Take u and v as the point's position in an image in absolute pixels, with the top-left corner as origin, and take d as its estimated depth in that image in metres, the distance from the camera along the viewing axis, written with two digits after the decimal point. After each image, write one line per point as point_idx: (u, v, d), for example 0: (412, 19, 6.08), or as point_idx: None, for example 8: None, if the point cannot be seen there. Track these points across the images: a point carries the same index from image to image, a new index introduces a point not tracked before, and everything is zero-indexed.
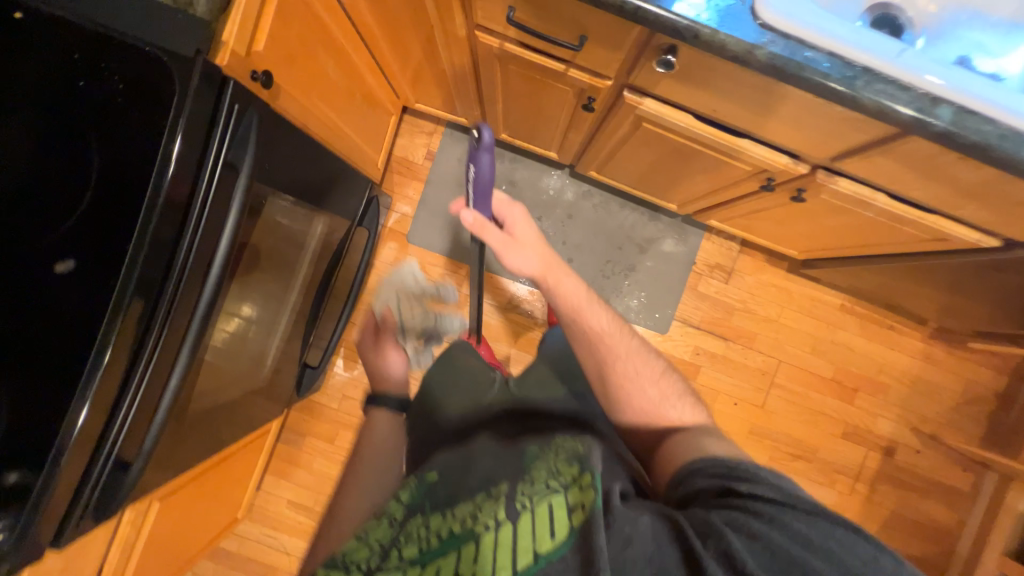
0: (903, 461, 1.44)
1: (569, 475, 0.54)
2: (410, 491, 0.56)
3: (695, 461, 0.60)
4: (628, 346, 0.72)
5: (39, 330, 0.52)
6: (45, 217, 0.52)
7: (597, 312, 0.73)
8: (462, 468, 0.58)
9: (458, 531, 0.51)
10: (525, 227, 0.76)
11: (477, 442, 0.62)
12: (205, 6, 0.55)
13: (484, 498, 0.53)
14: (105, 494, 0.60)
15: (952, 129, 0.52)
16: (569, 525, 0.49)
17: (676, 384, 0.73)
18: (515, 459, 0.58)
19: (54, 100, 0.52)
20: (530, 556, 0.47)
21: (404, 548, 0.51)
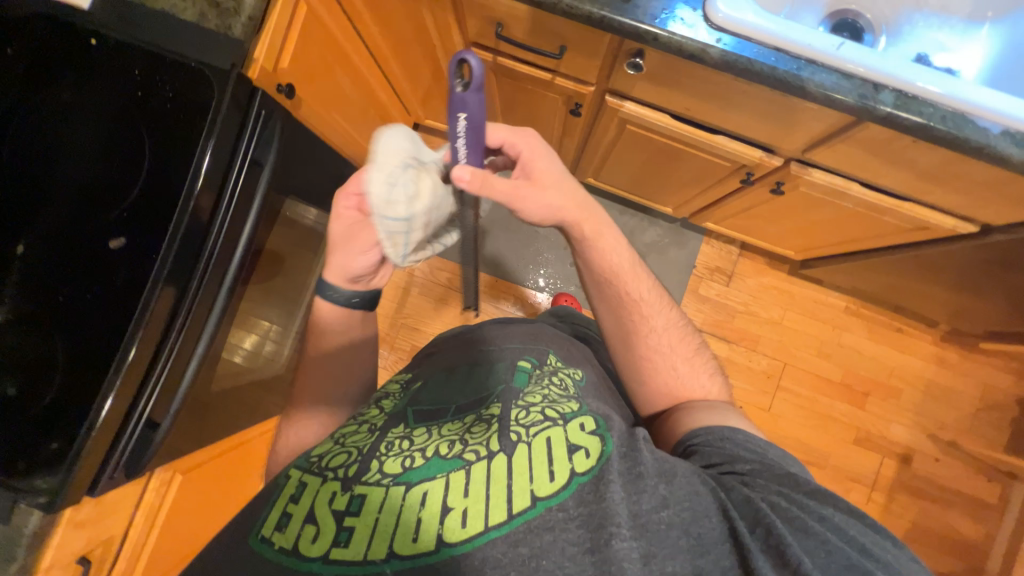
0: (921, 470, 1.39)
1: (568, 415, 0.54)
2: (402, 417, 0.58)
3: (726, 432, 0.57)
4: (665, 319, 0.68)
5: (96, 294, 0.61)
6: (104, 205, 0.62)
7: (639, 278, 0.68)
8: (456, 397, 0.61)
9: (447, 456, 0.50)
10: (547, 162, 0.62)
11: (470, 378, 0.63)
12: (240, 26, 0.63)
13: (477, 425, 0.54)
14: (133, 454, 0.67)
15: (896, 112, 0.58)
16: (568, 467, 0.48)
17: (707, 366, 0.68)
18: (512, 394, 0.58)
19: (117, 109, 0.63)
20: (524, 495, 0.46)
21: (385, 461, 0.50)
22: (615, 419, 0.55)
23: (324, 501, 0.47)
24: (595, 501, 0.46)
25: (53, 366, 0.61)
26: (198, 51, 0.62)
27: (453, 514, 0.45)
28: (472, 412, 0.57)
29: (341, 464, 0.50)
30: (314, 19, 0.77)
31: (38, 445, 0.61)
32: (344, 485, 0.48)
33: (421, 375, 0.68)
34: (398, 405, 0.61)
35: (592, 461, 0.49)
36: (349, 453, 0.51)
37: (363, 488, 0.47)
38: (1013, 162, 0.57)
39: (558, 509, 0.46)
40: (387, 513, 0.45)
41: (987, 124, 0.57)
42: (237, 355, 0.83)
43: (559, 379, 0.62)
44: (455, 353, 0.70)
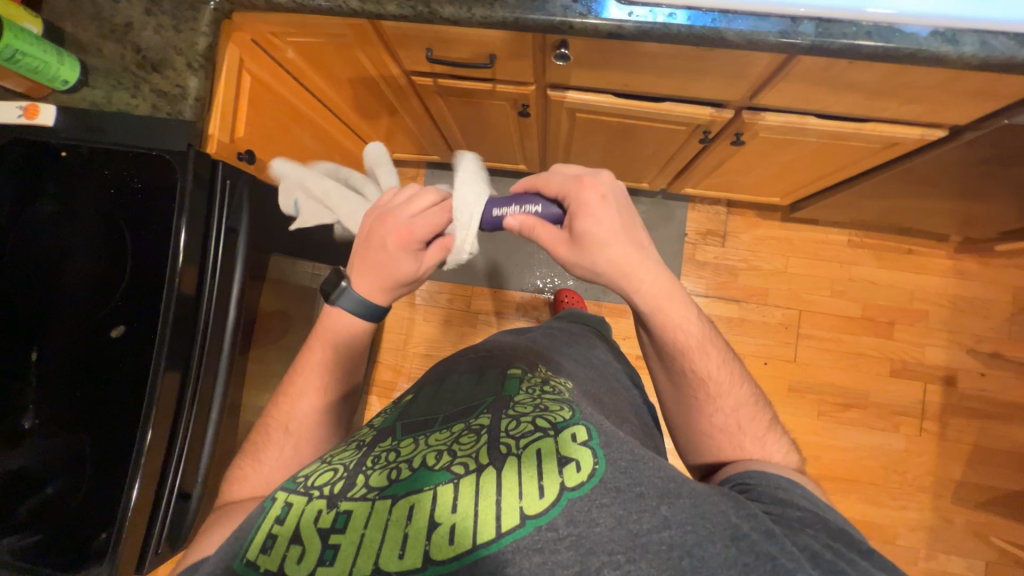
0: (968, 388, 1.33)
1: (560, 425, 0.53)
2: (391, 430, 0.59)
3: (782, 482, 0.54)
4: (735, 399, 0.63)
5: (109, 383, 0.66)
6: (101, 299, 0.67)
7: (707, 354, 0.62)
8: (445, 406, 0.61)
9: (434, 468, 0.50)
10: (606, 221, 0.55)
11: (459, 389, 0.65)
12: (189, 108, 0.69)
13: (466, 435, 0.54)
14: (174, 525, 0.69)
15: (819, 40, 0.58)
16: (558, 482, 0.47)
17: (779, 441, 0.62)
18: (502, 405, 0.58)
19: (98, 209, 0.68)
20: (513, 514, 0.46)
21: (371, 475, 0.52)
22: (606, 428, 0.54)
23: (309, 520, 0.48)
24: (585, 520, 0.45)
25: (83, 458, 0.65)
26: (149, 139, 0.67)
27: (439, 530, 0.45)
28: (461, 421, 0.57)
29: (327, 481, 0.52)
30: (259, 87, 0.82)
31: (84, 537, 0.64)
32: (330, 502, 0.49)
33: (415, 391, 0.69)
34: (387, 421, 0.63)
35: (584, 474, 0.48)
36: (334, 471, 0.54)
37: (349, 504, 0.49)
38: (950, 60, 0.58)
39: (549, 529, 0.45)
40: (373, 527, 0.47)
41: (915, 29, 0.57)
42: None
43: (551, 385, 0.62)
44: (460, 369, 0.71)
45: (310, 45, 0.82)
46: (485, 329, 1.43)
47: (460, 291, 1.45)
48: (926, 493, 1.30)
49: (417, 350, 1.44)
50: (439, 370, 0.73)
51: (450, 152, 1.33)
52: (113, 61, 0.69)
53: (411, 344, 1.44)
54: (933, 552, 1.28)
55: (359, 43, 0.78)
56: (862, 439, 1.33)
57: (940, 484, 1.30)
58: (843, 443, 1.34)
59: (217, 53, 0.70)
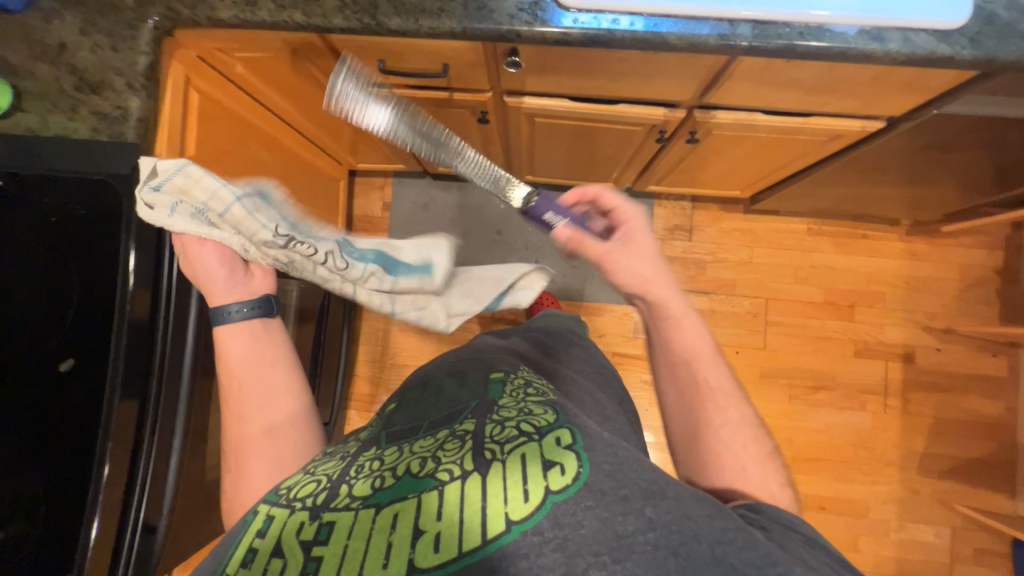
0: (926, 363, 1.40)
1: (545, 428, 0.54)
2: (376, 440, 0.60)
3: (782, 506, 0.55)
4: (741, 415, 0.63)
5: (63, 417, 0.64)
6: (48, 331, 0.65)
7: (716, 363, 0.65)
8: (430, 413, 0.62)
9: (419, 475, 0.51)
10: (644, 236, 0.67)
11: (442, 392, 0.65)
12: (132, 129, 0.66)
13: (450, 441, 0.55)
14: (139, 565, 0.66)
15: (756, 42, 0.60)
16: (543, 485, 0.48)
17: (778, 473, 0.61)
18: (485, 410, 0.59)
19: (43, 239, 0.66)
20: (499, 520, 0.46)
21: (354, 485, 0.52)
22: (589, 427, 0.55)
23: (291, 532, 0.48)
24: (570, 523, 0.46)
25: (35, 499, 0.63)
26: (90, 164, 0.64)
27: (424, 538, 0.46)
28: (446, 428, 0.58)
29: (309, 493, 0.52)
30: (209, 104, 0.80)
31: None
32: (312, 514, 0.49)
33: (398, 399, 0.69)
34: (372, 432, 0.63)
35: (568, 478, 0.49)
36: (317, 482, 0.53)
37: (332, 514, 0.49)
38: (877, 57, 0.61)
39: (533, 533, 0.46)
40: (357, 537, 0.47)
41: (843, 28, 0.60)
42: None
43: (532, 388, 0.63)
44: (439, 373, 0.70)
45: (260, 59, 0.80)
46: (461, 335, 1.42)
47: None
48: (894, 467, 1.36)
49: (395, 361, 1.42)
50: (423, 374, 0.73)
51: (416, 160, 1.32)
52: (47, 83, 0.66)
53: (388, 356, 1.43)
54: (903, 522, 1.34)
55: (310, 56, 0.77)
56: (832, 419, 1.39)
57: (906, 457, 1.36)
58: (814, 424, 1.38)
59: (159, 71, 0.68)
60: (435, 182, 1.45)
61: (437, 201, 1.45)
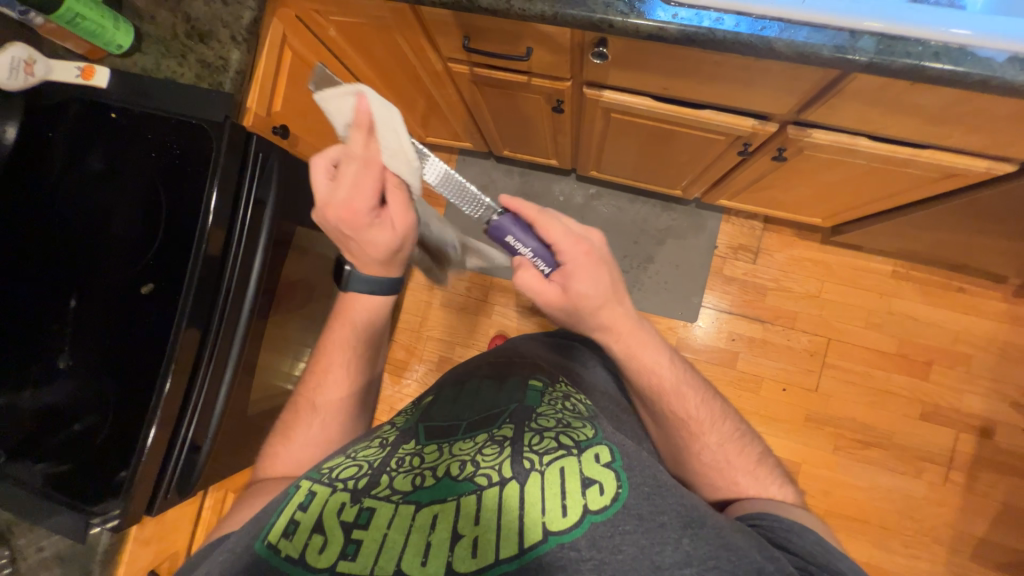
0: (1006, 443, 1.24)
1: (584, 444, 0.54)
2: (414, 433, 0.61)
3: (797, 527, 0.53)
4: (720, 434, 0.63)
5: (139, 337, 0.70)
6: (135, 254, 0.72)
7: (682, 395, 0.63)
8: (468, 414, 0.62)
9: (458, 477, 0.52)
10: (588, 283, 0.57)
11: (480, 396, 0.65)
12: (229, 80, 0.71)
13: (489, 445, 0.55)
14: (184, 474, 0.73)
15: (879, 58, 0.54)
16: (581, 504, 0.48)
17: (774, 475, 0.62)
18: (525, 417, 0.59)
19: (141, 170, 0.72)
20: (537, 530, 0.47)
21: (395, 478, 0.54)
22: (629, 449, 0.55)
23: (332, 512, 0.51)
24: (607, 546, 0.46)
25: (107, 402, 0.70)
26: (193, 110, 0.70)
27: (463, 543, 0.47)
28: (485, 431, 0.58)
29: (352, 476, 0.55)
30: (298, 63, 0.83)
31: (107, 475, 0.69)
32: (353, 498, 0.52)
33: (434, 393, 0.70)
34: (410, 422, 0.64)
35: (606, 498, 0.49)
36: (359, 466, 0.56)
37: (372, 502, 0.51)
38: None
39: (572, 549, 0.46)
40: (396, 530, 0.49)
41: (990, 53, 0.53)
42: (290, 381, 0.99)
43: (571, 402, 0.63)
44: (473, 372, 0.72)
45: (352, 25, 0.82)
46: (499, 320, 1.43)
47: (479, 280, 1.45)
48: (942, 546, 1.23)
49: (431, 334, 1.46)
50: (462, 373, 0.74)
51: (482, 140, 1.32)
52: (165, 28, 0.72)
53: (427, 327, 1.46)
54: None
55: (398, 26, 0.78)
56: (879, 480, 1.27)
57: (960, 539, 1.23)
58: (858, 481, 1.27)
59: (261, 27, 0.72)
60: (497, 165, 1.44)
61: (496, 184, 1.45)
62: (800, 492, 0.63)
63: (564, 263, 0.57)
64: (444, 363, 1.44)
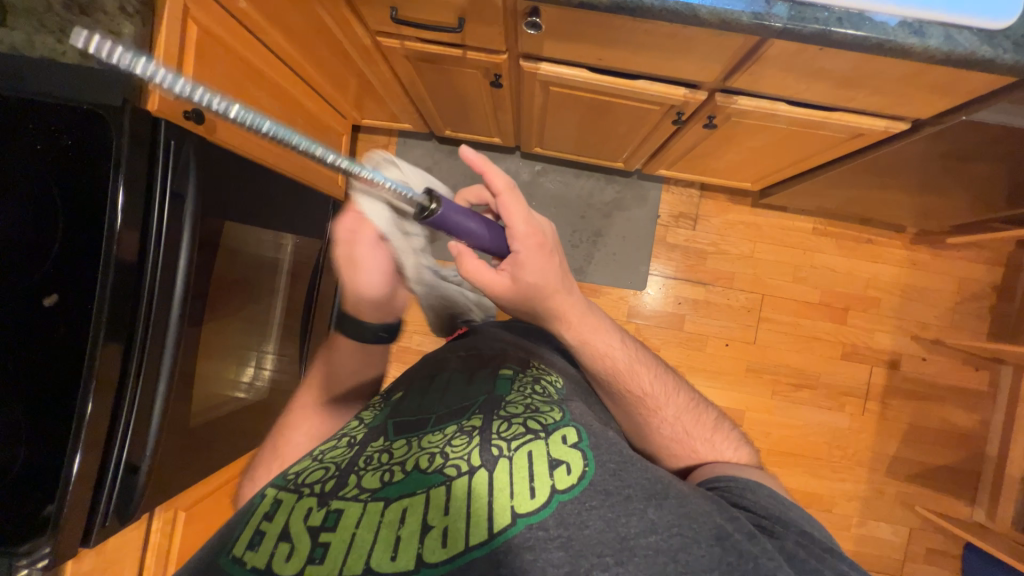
0: (910, 372, 1.42)
1: (550, 427, 0.56)
2: (383, 430, 0.60)
3: (750, 485, 0.58)
4: (676, 406, 0.67)
5: (48, 355, 0.63)
6: (29, 264, 0.63)
7: (637, 373, 0.67)
8: (438, 407, 0.62)
9: (428, 471, 0.52)
10: (539, 267, 0.58)
11: (450, 388, 0.66)
12: (125, 58, 0.63)
13: (459, 437, 0.55)
14: (122, 496, 0.68)
15: (792, 24, 0.57)
16: (549, 484, 0.50)
17: (729, 438, 0.68)
18: (494, 406, 0.59)
19: (25, 167, 0.63)
20: (506, 514, 0.48)
21: (363, 476, 0.53)
22: (596, 430, 0.57)
23: (298, 518, 0.50)
24: (575, 522, 0.48)
25: (16, 431, 0.62)
26: (83, 94, 0.61)
27: (433, 534, 0.47)
28: (454, 422, 0.58)
29: (319, 479, 0.54)
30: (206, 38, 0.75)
31: (28, 510, 0.62)
32: (320, 501, 0.51)
33: (405, 388, 0.70)
34: (378, 419, 0.64)
35: (574, 477, 0.50)
36: (326, 469, 0.56)
37: (339, 503, 0.50)
38: (914, 52, 0.58)
39: (540, 529, 0.47)
40: (365, 527, 0.48)
41: (884, 18, 0.57)
42: (238, 390, 0.93)
43: (541, 385, 0.64)
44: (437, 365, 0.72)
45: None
46: None
47: None
48: (863, 467, 1.40)
49: None
50: (430, 364, 0.74)
51: (422, 120, 1.27)
52: None
53: None
54: (865, 519, 1.40)
55: None
56: (811, 417, 1.41)
57: (877, 459, 1.40)
58: (793, 420, 1.41)
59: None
60: (440, 146, 1.40)
61: (441, 166, 1.41)
62: (754, 450, 0.69)
63: (517, 251, 0.57)
64: (402, 352, 1.41)
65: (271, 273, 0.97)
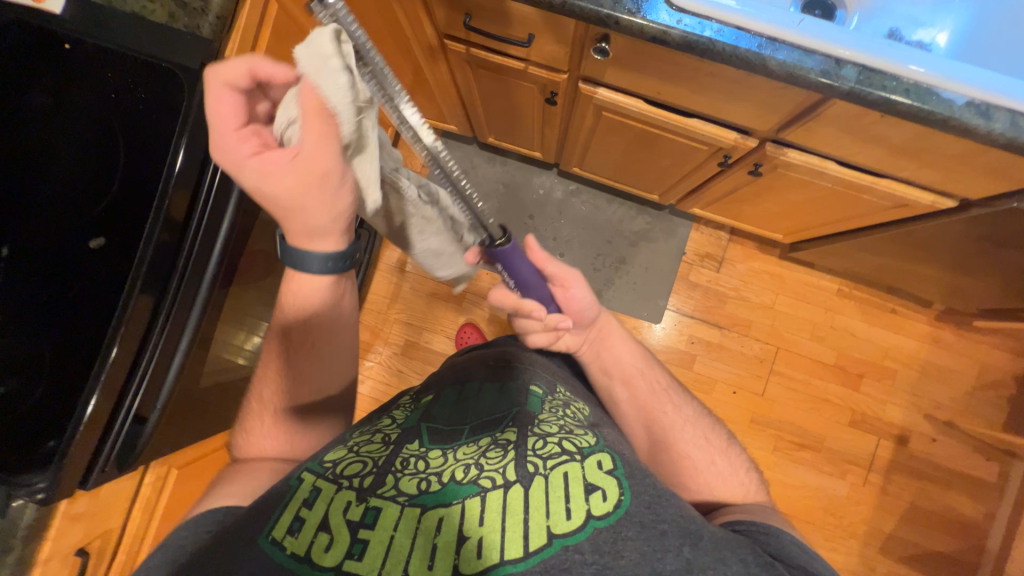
0: (918, 450, 1.38)
1: (586, 451, 0.56)
2: (417, 433, 0.60)
3: (773, 529, 0.57)
4: (689, 411, 0.73)
5: (89, 297, 0.64)
6: (85, 206, 0.65)
7: (652, 375, 0.76)
8: (470, 418, 0.63)
9: (462, 481, 0.52)
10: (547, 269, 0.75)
11: (482, 399, 0.66)
12: (208, 25, 0.65)
13: (493, 449, 0.56)
14: (127, 444, 0.69)
15: (859, 87, 0.58)
16: (585, 508, 0.50)
17: (741, 460, 0.70)
18: (527, 421, 0.60)
19: (97, 113, 0.65)
20: (542, 534, 0.48)
21: (400, 479, 0.53)
22: (627, 456, 0.59)
23: (337, 511, 0.50)
24: (609, 551, 0.48)
25: (41, 363, 0.64)
26: (163, 51, 0.63)
27: (469, 544, 0.48)
28: (488, 435, 0.59)
29: (356, 473, 0.54)
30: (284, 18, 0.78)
31: (36, 443, 0.63)
32: (359, 496, 0.51)
33: (434, 391, 0.70)
34: (411, 419, 0.64)
35: (609, 505, 0.51)
36: (363, 463, 0.55)
37: (378, 501, 0.51)
38: (978, 133, 0.58)
39: (576, 551, 0.48)
40: (403, 532, 0.49)
41: (951, 95, 0.58)
42: (242, 356, 0.93)
43: (571, 410, 0.65)
44: (466, 372, 0.73)
45: None
46: (470, 308, 1.42)
47: None
48: (857, 540, 1.36)
49: (399, 316, 1.43)
50: (459, 370, 0.74)
51: (468, 124, 1.30)
52: None
53: (395, 309, 1.43)
54: None
55: None
56: (809, 480, 1.38)
57: (871, 534, 1.36)
58: (791, 480, 1.38)
59: None
60: (480, 151, 1.43)
61: (477, 170, 1.44)
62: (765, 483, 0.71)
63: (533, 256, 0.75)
64: (409, 347, 1.41)
65: None
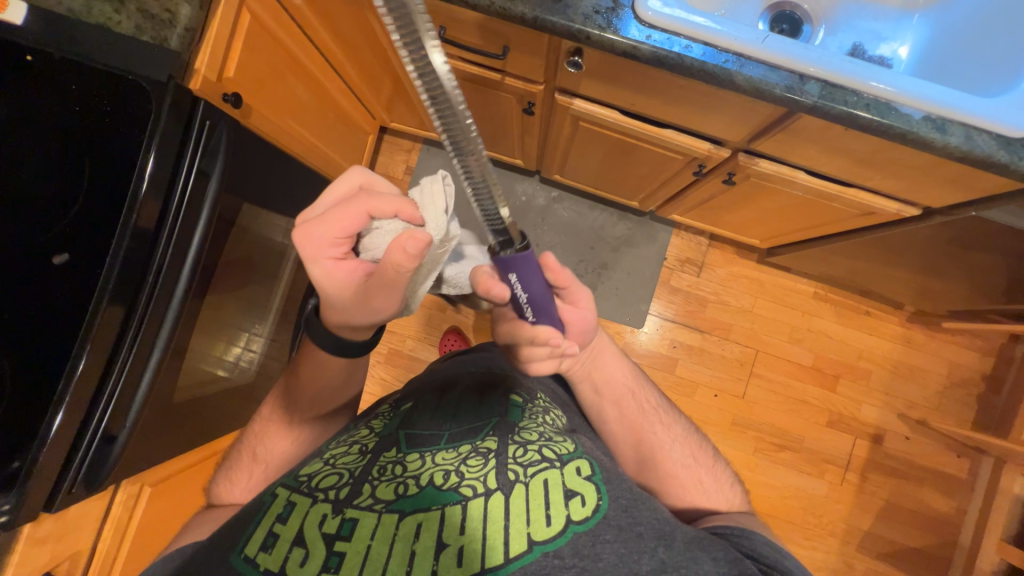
0: (892, 449, 1.42)
1: (566, 457, 0.57)
2: (395, 440, 0.60)
3: (745, 531, 0.58)
4: (680, 431, 0.72)
5: (53, 312, 0.62)
6: (49, 221, 0.63)
7: (643, 393, 0.74)
8: (450, 423, 0.62)
9: (443, 488, 0.52)
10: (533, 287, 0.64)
11: (462, 406, 0.65)
12: (177, 38, 0.64)
13: (474, 457, 0.56)
14: (94, 465, 0.67)
15: (822, 102, 0.60)
16: (565, 514, 0.51)
17: (726, 476, 0.71)
18: (508, 429, 0.60)
19: (61, 126, 0.64)
20: (522, 540, 0.49)
21: (377, 487, 0.53)
22: (608, 466, 0.58)
23: (313, 524, 0.50)
24: (589, 554, 0.49)
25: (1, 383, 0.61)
26: (130, 64, 0.62)
27: (448, 552, 0.48)
28: (468, 442, 0.58)
29: (333, 485, 0.54)
30: (257, 29, 0.77)
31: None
32: (335, 508, 0.51)
33: (414, 398, 0.68)
34: (389, 427, 0.63)
35: (588, 509, 0.52)
36: (340, 474, 0.55)
37: (355, 512, 0.50)
38: (936, 146, 0.60)
39: (555, 556, 0.48)
40: (380, 541, 0.48)
41: (909, 111, 0.60)
42: (222, 367, 0.92)
43: (550, 417, 0.66)
44: (449, 377, 0.72)
45: None
46: (453, 315, 1.42)
47: None
48: (836, 538, 1.39)
49: None
50: (443, 376, 0.73)
51: None
52: None
53: None
54: None
55: None
56: (789, 480, 1.41)
57: (850, 532, 1.39)
58: (772, 480, 1.41)
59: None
60: None
61: None
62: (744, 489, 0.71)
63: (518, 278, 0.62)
64: (393, 356, 1.40)
65: (278, 259, 0.98)
